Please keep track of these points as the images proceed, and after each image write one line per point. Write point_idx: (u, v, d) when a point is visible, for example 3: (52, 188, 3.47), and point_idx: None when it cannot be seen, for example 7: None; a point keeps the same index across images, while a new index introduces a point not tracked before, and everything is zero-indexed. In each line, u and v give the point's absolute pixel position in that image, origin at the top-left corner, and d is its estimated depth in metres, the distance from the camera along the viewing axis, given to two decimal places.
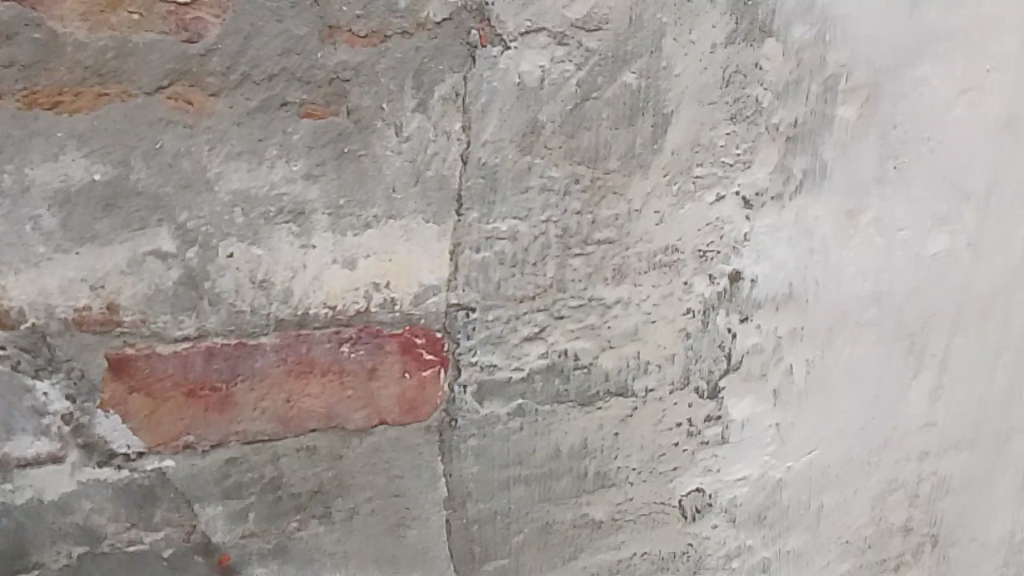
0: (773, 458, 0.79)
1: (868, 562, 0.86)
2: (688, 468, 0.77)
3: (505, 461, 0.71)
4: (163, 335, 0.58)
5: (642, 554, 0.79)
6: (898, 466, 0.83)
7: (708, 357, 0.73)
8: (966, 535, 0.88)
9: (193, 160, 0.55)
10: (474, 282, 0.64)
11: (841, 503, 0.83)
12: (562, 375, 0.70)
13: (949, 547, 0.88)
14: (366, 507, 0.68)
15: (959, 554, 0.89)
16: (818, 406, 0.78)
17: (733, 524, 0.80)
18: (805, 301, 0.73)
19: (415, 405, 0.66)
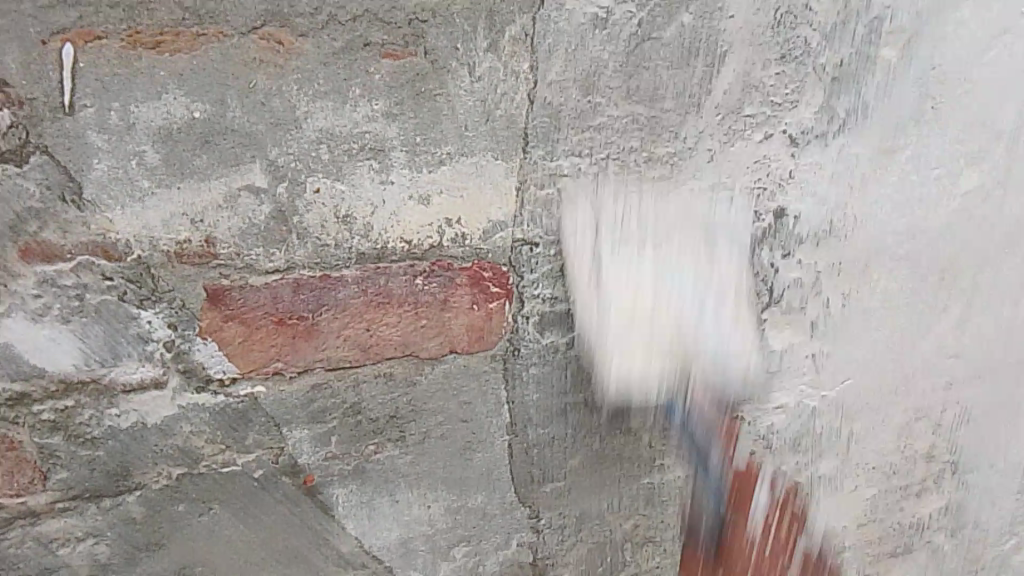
0: (810, 386, 0.84)
1: (892, 486, 0.92)
2: (731, 396, 0.82)
3: (564, 389, 0.76)
4: (255, 267, 0.62)
5: (685, 477, 0.84)
6: (926, 394, 0.88)
7: (751, 288, 0.78)
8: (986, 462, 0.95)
9: (284, 98, 0.59)
10: (538, 219, 0.69)
11: (870, 431, 0.88)
12: (616, 307, 0.74)
13: (968, 473, 0.94)
14: (437, 431, 0.73)
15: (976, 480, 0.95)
16: (842, 193, 0.76)
17: (771, 450, 0.86)
18: (850, 178, 0.75)
19: (482, 334, 0.71)
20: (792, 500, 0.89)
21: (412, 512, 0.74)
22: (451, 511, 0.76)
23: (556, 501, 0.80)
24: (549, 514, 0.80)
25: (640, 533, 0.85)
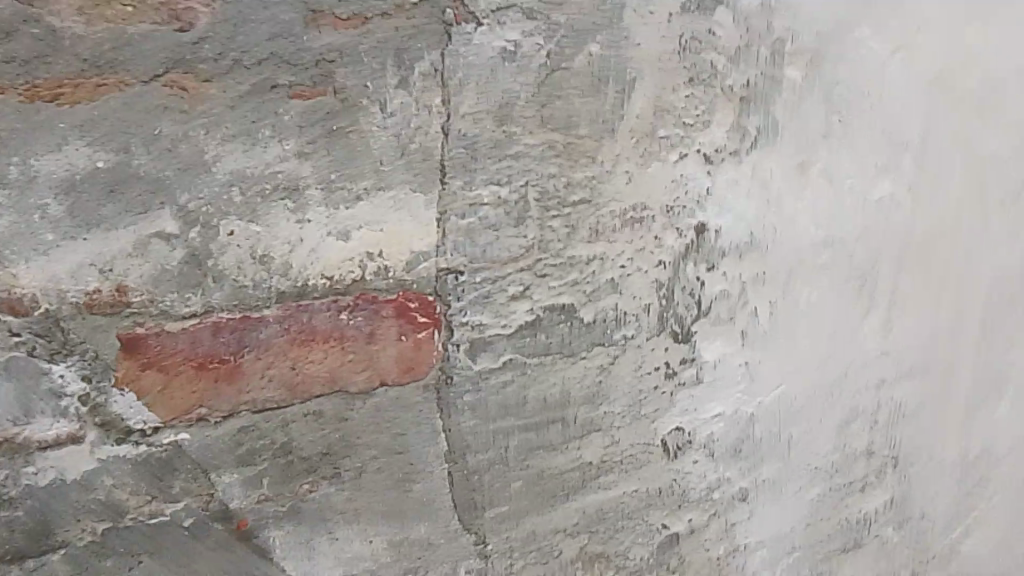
0: (745, 394, 0.85)
1: (837, 485, 0.94)
2: (668, 409, 0.82)
3: (498, 413, 0.75)
4: (170, 313, 0.61)
5: (631, 492, 0.84)
6: (858, 394, 0.91)
7: (681, 302, 0.78)
8: (925, 456, 0.97)
9: (191, 144, 0.58)
10: (461, 246, 0.68)
11: (808, 434, 0.90)
12: (546, 330, 0.74)
13: (909, 467, 0.97)
14: (373, 465, 0.71)
15: (916, 471, 0.98)
16: (766, 211, 0.79)
17: (713, 458, 0.86)
18: (768, 194, 0.78)
19: (412, 364, 0.70)
20: (739, 506, 0.89)
21: (352, 548, 0.72)
22: (394, 543, 0.74)
23: (501, 525, 0.79)
24: (495, 539, 0.79)
25: (590, 550, 0.84)
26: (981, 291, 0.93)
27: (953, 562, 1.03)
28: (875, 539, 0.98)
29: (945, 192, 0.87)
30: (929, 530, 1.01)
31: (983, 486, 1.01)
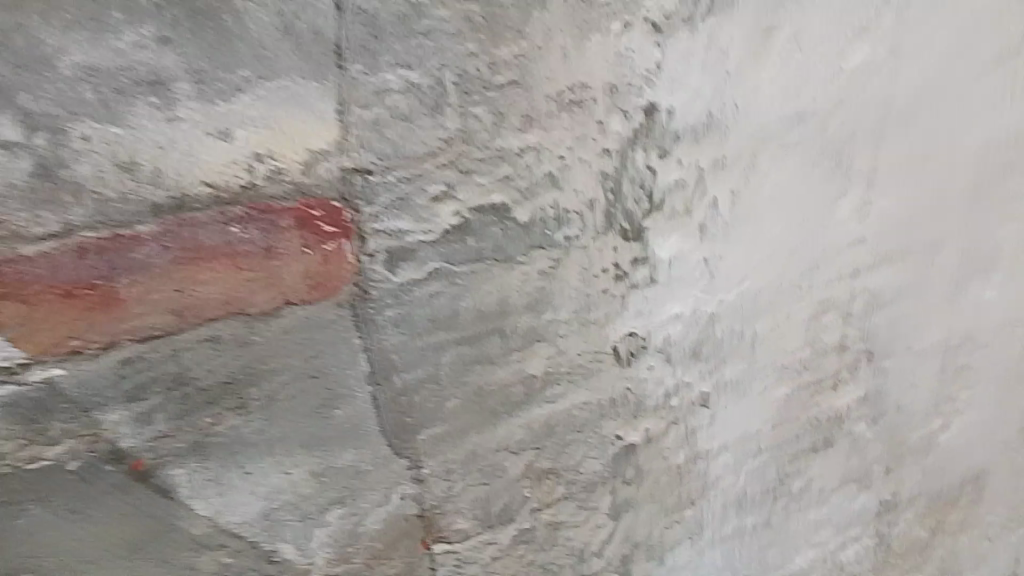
0: (704, 292, 0.78)
1: (806, 381, 0.89)
2: (620, 314, 0.75)
3: (426, 326, 0.67)
4: (22, 234, 0.52)
5: (582, 404, 0.77)
6: (831, 285, 0.85)
7: (630, 195, 0.70)
8: (901, 345, 0.94)
9: (23, 31, 0.48)
10: (370, 143, 0.59)
11: (775, 329, 0.84)
12: (477, 233, 0.66)
13: (883, 358, 0.93)
14: (285, 392, 0.64)
15: (892, 363, 0.95)
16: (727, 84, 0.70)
17: (669, 363, 0.79)
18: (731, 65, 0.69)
19: (322, 281, 0.62)
20: (700, 411, 0.83)
21: (269, 482, 0.66)
22: (316, 474, 0.68)
23: (437, 448, 0.72)
24: (432, 462, 0.72)
25: (538, 467, 0.77)
26: (963, 162, 0.86)
27: (904, 446, 1.03)
28: (833, 433, 0.95)
29: (930, 54, 0.79)
30: (885, 423, 0.99)
31: (941, 369, 0.99)
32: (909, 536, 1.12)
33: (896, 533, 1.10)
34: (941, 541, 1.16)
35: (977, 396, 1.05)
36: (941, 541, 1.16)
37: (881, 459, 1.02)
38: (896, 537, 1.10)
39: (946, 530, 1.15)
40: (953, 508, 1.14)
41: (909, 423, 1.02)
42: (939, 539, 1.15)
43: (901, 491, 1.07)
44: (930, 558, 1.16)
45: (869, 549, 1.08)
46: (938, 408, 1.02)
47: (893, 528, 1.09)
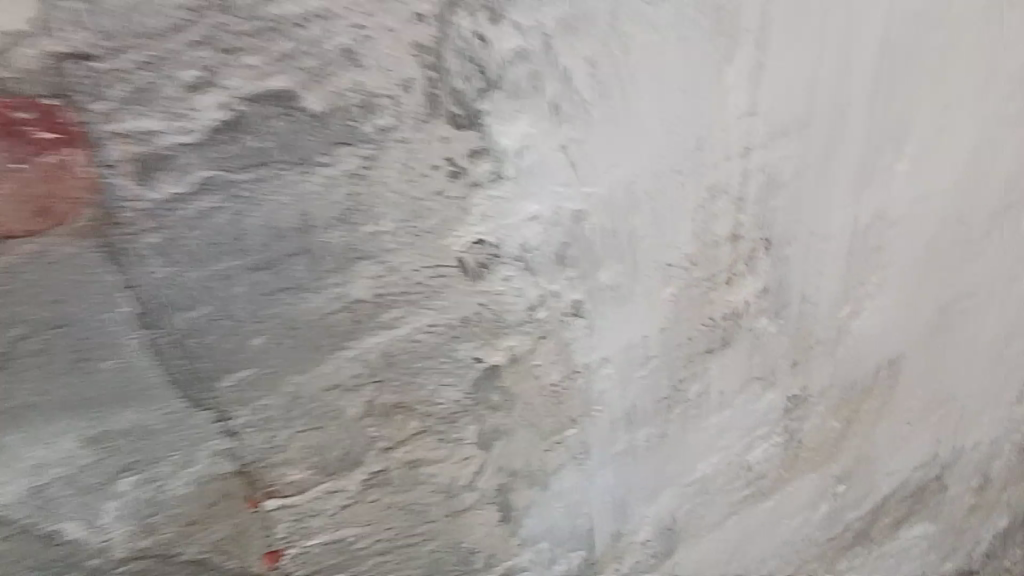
0: (567, 184, 0.65)
1: (697, 277, 0.79)
2: (461, 219, 0.62)
3: (205, 250, 0.53)
4: None
5: (428, 328, 0.64)
6: (720, 166, 0.73)
7: (456, 72, 0.57)
8: (805, 229, 0.83)
9: None
10: (84, 18, 0.44)
11: (656, 223, 0.72)
12: (255, 130, 0.51)
13: (784, 246, 0.83)
14: (24, 348, 0.50)
15: (795, 250, 0.84)
16: None
17: (529, 271, 0.67)
18: None
19: (47, 203, 0.48)
20: (571, 321, 0.72)
21: (24, 458, 0.52)
22: (88, 442, 0.54)
23: (245, 395, 0.59)
24: (243, 413, 0.59)
25: (381, 405, 0.65)
26: (871, 12, 0.73)
27: (813, 338, 0.94)
28: (732, 331, 0.86)
29: None
30: (791, 316, 0.90)
31: (852, 252, 0.89)
32: (821, 430, 1.05)
33: (807, 428, 1.03)
34: (854, 430, 1.09)
35: (891, 276, 0.95)
36: (854, 431, 1.09)
37: (787, 353, 0.93)
38: (807, 433, 1.03)
39: (861, 418, 1.09)
40: (868, 399, 1.07)
41: (818, 314, 0.92)
42: (853, 430, 1.09)
43: (811, 385, 0.99)
44: (841, 449, 1.10)
45: (777, 447, 1.01)
46: (848, 295, 0.93)
47: (802, 424, 1.02)
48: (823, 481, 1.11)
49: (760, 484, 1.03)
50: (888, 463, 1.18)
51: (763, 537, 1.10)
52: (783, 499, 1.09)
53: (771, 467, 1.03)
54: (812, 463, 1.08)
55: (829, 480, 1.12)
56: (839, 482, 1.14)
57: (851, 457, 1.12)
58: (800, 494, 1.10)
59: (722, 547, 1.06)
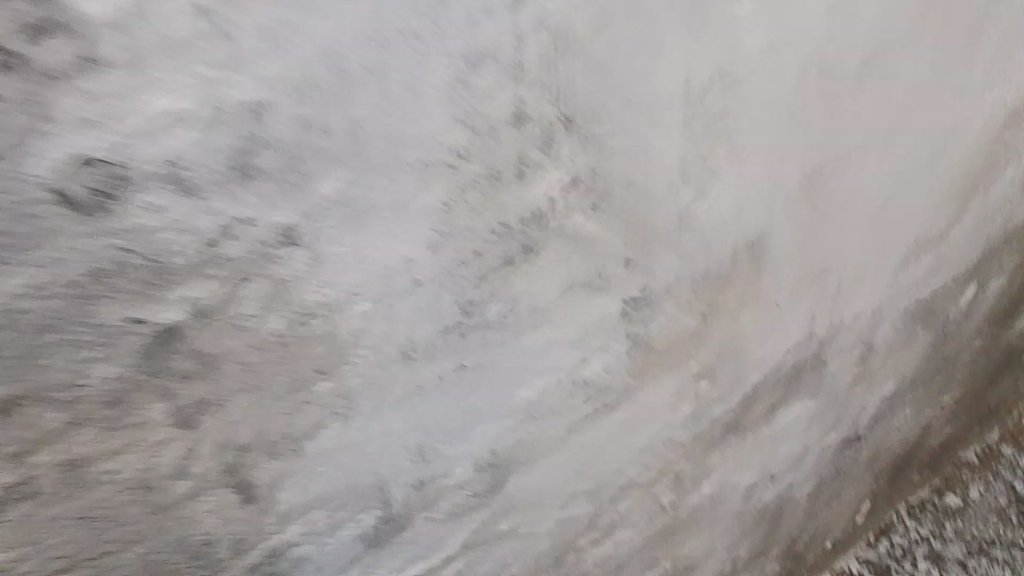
0: (221, 73, 0.44)
1: (471, 176, 0.59)
2: (41, 133, 0.40)
3: None
4: None
5: (33, 292, 0.43)
6: (478, 24, 0.54)
7: None
8: (616, 98, 0.65)
9: None
10: None
11: (389, 110, 0.53)
12: None
13: (591, 122, 0.65)
14: None
15: (605, 124, 0.66)
16: None
17: (190, 194, 0.46)
18: None
19: None
20: (281, 252, 0.52)
21: None
22: None
23: None
24: None
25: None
26: None
27: (648, 229, 0.77)
28: (536, 235, 0.67)
29: None
30: (615, 205, 0.72)
31: (686, 119, 0.72)
32: (671, 328, 0.89)
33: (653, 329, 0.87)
34: (712, 322, 0.94)
35: (741, 144, 0.79)
36: (712, 323, 0.94)
37: (620, 252, 0.76)
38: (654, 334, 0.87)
39: (718, 308, 0.93)
40: (727, 286, 0.92)
41: (650, 199, 0.74)
42: (711, 322, 0.94)
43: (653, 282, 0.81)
44: (701, 345, 0.95)
45: (620, 357, 0.85)
46: (684, 170, 0.76)
47: (647, 327, 0.85)
48: (680, 380, 0.97)
49: (603, 399, 0.88)
50: (756, 350, 1.04)
51: (615, 449, 0.96)
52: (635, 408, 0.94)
53: (613, 380, 0.87)
54: (666, 365, 0.93)
55: (686, 378, 0.98)
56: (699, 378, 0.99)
57: (712, 351, 0.98)
58: (654, 397, 0.95)
59: (567, 469, 0.92)
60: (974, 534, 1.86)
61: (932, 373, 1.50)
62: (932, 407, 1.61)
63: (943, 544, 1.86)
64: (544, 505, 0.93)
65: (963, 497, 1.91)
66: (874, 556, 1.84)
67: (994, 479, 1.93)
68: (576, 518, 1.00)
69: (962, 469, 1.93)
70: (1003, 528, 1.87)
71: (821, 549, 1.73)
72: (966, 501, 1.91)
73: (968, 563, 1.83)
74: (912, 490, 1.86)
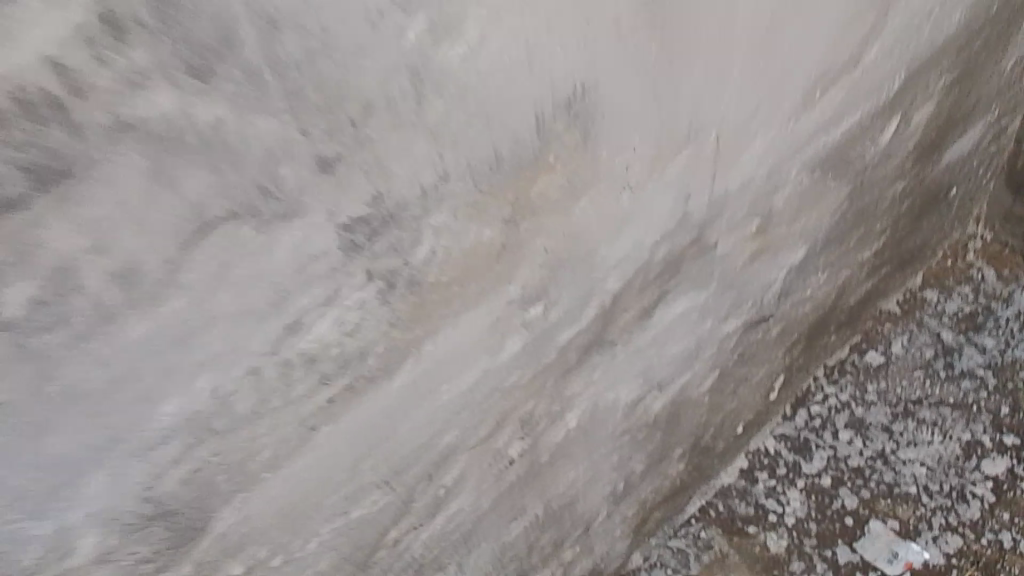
0: None
1: None
2: None
3: None
4: None
5: None
6: None
7: None
8: None
9: None
10: None
11: None
12: None
13: None
14: None
15: None
16: None
17: None
18: None
19: None
20: None
21: None
22: None
23: None
24: None
25: None
26: None
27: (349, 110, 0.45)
28: (69, 163, 0.35)
29: None
30: (268, 77, 0.40)
31: None
32: (455, 250, 0.57)
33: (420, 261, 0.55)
34: (528, 226, 0.62)
35: None
36: (528, 229, 0.62)
37: (298, 161, 0.44)
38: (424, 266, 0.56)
39: (533, 206, 0.61)
40: (529, 175, 0.59)
41: (332, 56, 0.42)
42: (524, 228, 0.62)
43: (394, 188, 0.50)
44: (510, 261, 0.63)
45: (366, 309, 0.54)
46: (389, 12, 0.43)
47: (406, 258, 0.54)
48: (494, 314, 0.66)
49: (353, 372, 0.56)
50: (608, 253, 0.73)
51: (409, 422, 0.66)
52: (427, 365, 0.63)
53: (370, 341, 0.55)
54: (464, 300, 0.61)
55: (504, 310, 0.66)
56: (527, 305, 0.68)
57: (538, 267, 0.66)
58: (457, 345, 0.64)
59: (330, 470, 0.61)
60: (899, 394, 1.46)
61: (857, 227, 1.18)
62: (857, 263, 1.26)
63: (866, 409, 1.45)
64: (304, 522, 0.63)
65: (882, 352, 1.50)
66: (789, 431, 1.44)
67: (920, 331, 1.51)
68: (371, 515, 0.70)
69: (882, 322, 1.53)
70: (928, 383, 1.46)
71: (729, 436, 1.35)
72: (887, 356, 1.49)
73: (893, 428, 1.43)
74: (827, 351, 1.46)
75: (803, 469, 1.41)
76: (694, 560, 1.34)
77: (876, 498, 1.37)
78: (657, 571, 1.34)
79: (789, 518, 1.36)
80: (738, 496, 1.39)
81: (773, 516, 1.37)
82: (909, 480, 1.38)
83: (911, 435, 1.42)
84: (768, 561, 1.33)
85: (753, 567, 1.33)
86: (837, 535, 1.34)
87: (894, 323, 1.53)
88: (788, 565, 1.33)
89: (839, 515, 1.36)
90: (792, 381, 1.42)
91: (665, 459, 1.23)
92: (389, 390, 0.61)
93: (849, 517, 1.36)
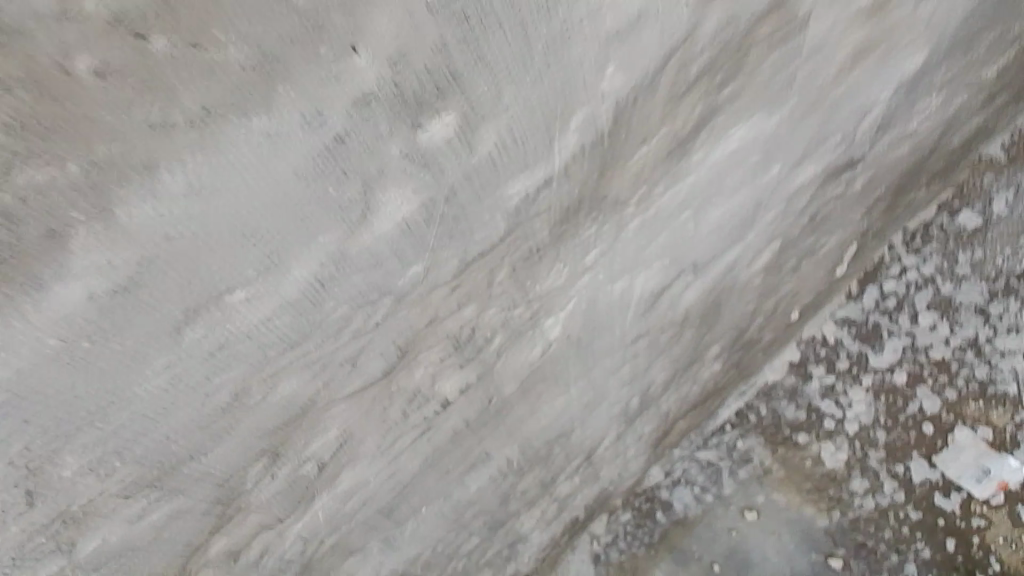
0: None
1: None
2: None
3: None
4: None
5: None
6: None
7: None
8: None
9: None
10: None
11: None
12: None
13: None
14: None
15: None
16: None
17: None
18: None
19: None
20: None
21: None
22: None
23: None
24: None
25: None
26: None
27: None
28: None
29: None
30: None
31: None
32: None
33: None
34: None
35: None
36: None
37: None
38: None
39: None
40: None
41: None
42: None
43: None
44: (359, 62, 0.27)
45: None
46: None
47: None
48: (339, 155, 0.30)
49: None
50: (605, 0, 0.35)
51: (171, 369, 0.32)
52: (157, 230, 0.27)
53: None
54: (232, 95, 0.25)
55: (357, 111, 0.29)
56: (417, 104, 0.31)
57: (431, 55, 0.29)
58: (234, 183, 0.28)
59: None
60: (1001, 263, 0.92)
61: (994, 22, 0.76)
62: (978, 82, 0.83)
63: (954, 283, 0.93)
64: None
65: (979, 212, 0.95)
66: (855, 315, 0.94)
67: None
68: (151, 523, 0.38)
69: (979, 173, 0.96)
70: None
71: (782, 325, 0.89)
72: (986, 218, 0.94)
73: (991, 310, 0.91)
74: (907, 207, 0.93)
75: (869, 363, 0.92)
76: (728, 477, 0.90)
77: (964, 401, 0.88)
78: (680, 490, 0.91)
79: (848, 427, 0.89)
80: (786, 397, 0.92)
81: (830, 423, 0.90)
82: (1009, 377, 0.88)
83: (1017, 316, 0.89)
84: (820, 480, 0.88)
85: (802, 487, 0.88)
86: (910, 447, 0.88)
87: (997, 174, 0.96)
88: (845, 486, 0.87)
89: (917, 422, 0.89)
90: (862, 251, 0.92)
91: (708, 376, 0.85)
92: (53, 289, 0.26)
93: (928, 424, 0.88)
